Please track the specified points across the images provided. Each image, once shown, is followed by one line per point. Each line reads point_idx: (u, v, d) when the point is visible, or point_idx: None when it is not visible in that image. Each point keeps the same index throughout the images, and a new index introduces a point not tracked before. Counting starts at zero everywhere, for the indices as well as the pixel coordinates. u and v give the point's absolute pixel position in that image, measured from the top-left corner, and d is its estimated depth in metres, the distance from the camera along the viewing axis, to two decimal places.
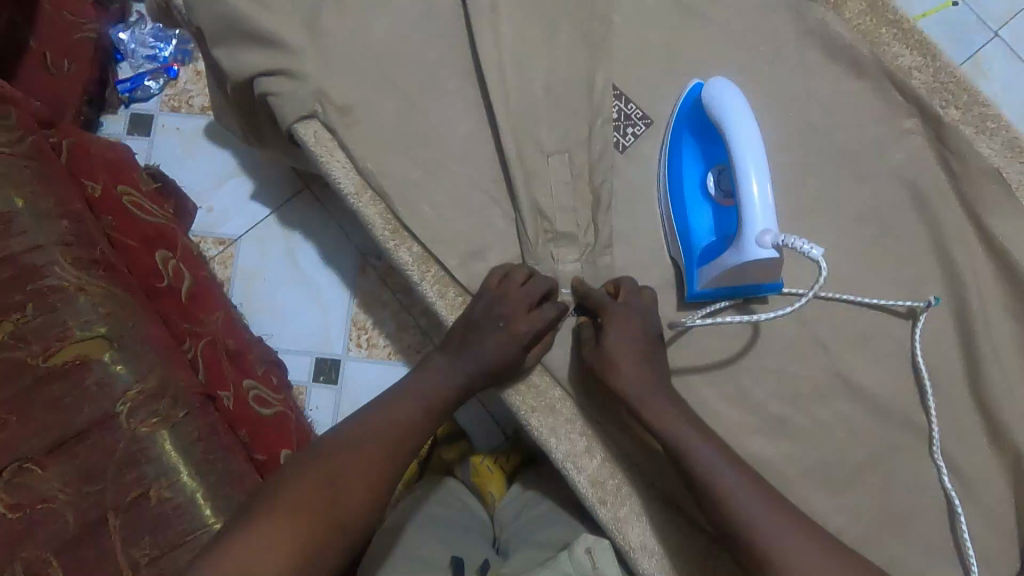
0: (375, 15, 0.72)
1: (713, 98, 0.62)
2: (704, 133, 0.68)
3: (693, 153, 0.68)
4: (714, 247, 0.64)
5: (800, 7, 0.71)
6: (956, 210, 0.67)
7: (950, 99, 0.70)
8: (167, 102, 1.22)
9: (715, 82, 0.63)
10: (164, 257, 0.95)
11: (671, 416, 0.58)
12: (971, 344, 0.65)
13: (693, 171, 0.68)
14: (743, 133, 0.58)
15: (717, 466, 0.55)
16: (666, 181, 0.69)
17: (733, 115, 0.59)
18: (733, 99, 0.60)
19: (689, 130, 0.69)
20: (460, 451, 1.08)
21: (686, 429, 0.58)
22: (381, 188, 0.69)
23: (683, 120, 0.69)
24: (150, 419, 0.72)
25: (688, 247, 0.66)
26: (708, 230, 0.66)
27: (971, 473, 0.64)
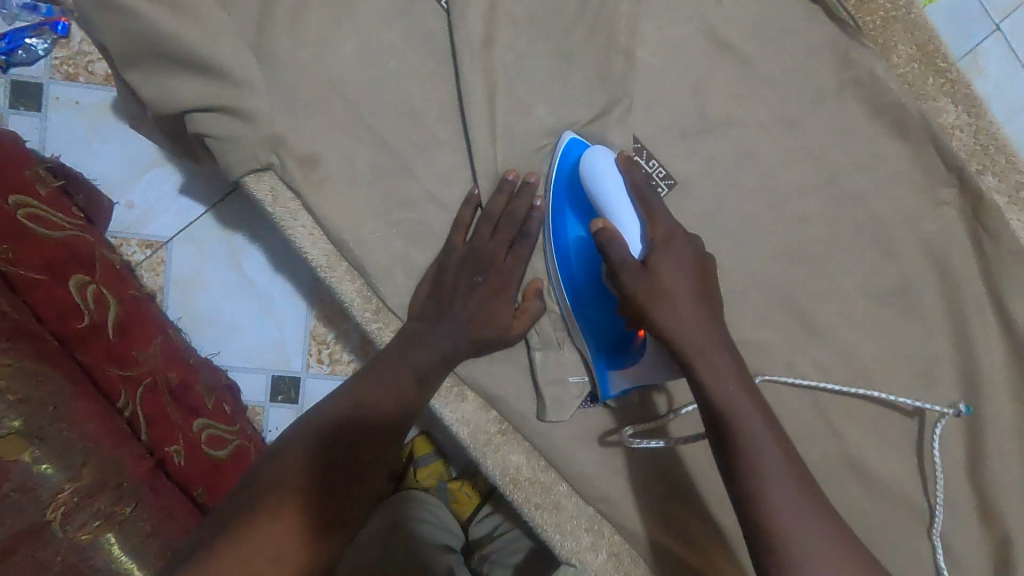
0: (342, 40, 0.57)
1: (595, 177, 0.55)
2: (587, 209, 0.58)
3: (579, 232, 0.58)
4: (627, 342, 0.58)
5: (847, 51, 0.62)
6: (978, 287, 0.62)
7: (988, 163, 0.63)
8: (59, 67, 0.92)
9: (589, 159, 0.56)
10: (81, 282, 0.75)
11: (722, 362, 0.48)
12: (976, 429, 0.62)
13: (585, 254, 0.58)
14: (629, 223, 0.53)
15: (760, 435, 0.47)
16: (556, 268, 0.59)
17: (615, 203, 0.53)
18: (614, 177, 0.55)
19: (571, 204, 0.58)
20: (438, 475, 0.90)
21: (736, 383, 0.48)
22: (355, 259, 0.59)
23: (563, 193, 0.58)
24: (91, 523, 0.61)
25: (596, 343, 0.59)
26: (613, 320, 0.58)
27: (962, 552, 0.63)
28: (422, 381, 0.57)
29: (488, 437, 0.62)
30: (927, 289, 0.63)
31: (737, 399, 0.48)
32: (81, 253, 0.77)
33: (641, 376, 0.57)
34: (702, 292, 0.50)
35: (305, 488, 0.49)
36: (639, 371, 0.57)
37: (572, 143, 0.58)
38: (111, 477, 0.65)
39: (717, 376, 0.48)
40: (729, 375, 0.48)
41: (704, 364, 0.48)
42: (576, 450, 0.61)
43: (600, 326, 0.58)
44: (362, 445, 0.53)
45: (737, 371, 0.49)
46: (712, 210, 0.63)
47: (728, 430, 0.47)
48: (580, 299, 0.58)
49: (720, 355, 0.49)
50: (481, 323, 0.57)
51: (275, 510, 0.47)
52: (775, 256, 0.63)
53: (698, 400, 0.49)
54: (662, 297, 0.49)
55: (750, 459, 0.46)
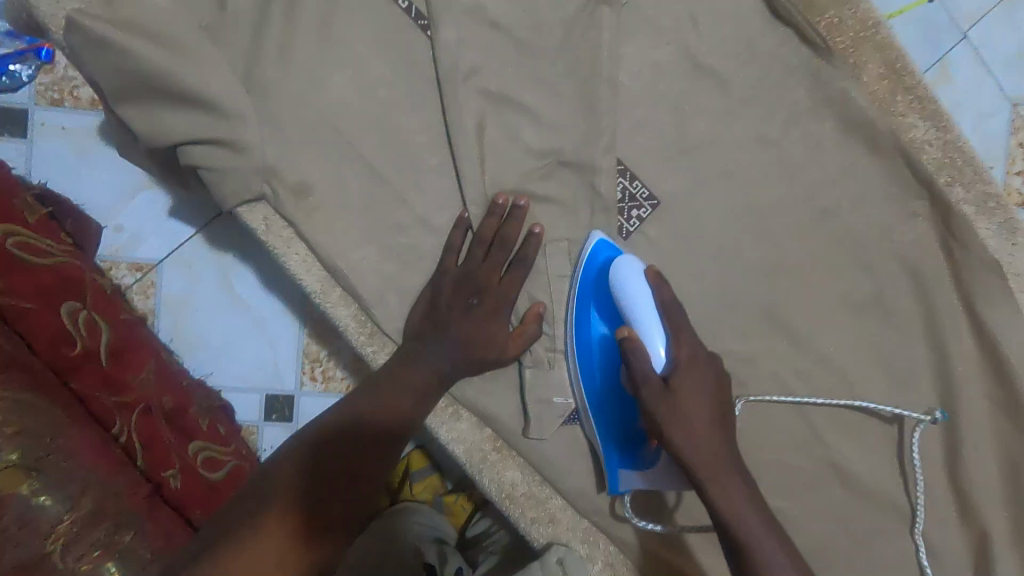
0: (331, 72, 0.59)
1: (625, 288, 0.57)
2: (612, 311, 0.60)
3: (602, 332, 0.60)
4: (640, 444, 0.60)
5: (820, 72, 0.64)
6: (951, 296, 0.65)
7: (956, 176, 0.66)
8: (44, 93, 0.92)
9: (620, 267, 0.57)
10: (72, 310, 0.74)
11: (733, 481, 0.51)
12: (953, 431, 0.64)
13: (606, 354, 0.60)
14: (655, 340, 0.55)
15: (775, 557, 0.48)
16: (576, 360, 0.61)
17: (644, 317, 0.55)
18: (643, 291, 0.56)
19: (596, 304, 0.61)
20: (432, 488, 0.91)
21: (749, 505, 0.50)
22: (348, 285, 0.60)
23: (589, 292, 0.61)
24: (92, 551, 0.62)
25: (611, 441, 0.61)
26: (628, 421, 0.60)
27: (943, 549, 0.65)
28: (418, 403, 0.58)
29: (483, 454, 0.63)
30: (902, 298, 0.66)
31: (751, 520, 0.50)
32: (73, 280, 0.76)
33: (653, 480, 0.59)
34: (719, 418, 0.53)
35: (301, 509, 0.51)
36: (652, 476, 0.59)
37: (599, 244, 0.60)
38: (109, 506, 0.66)
39: (730, 498, 0.50)
40: (744, 499, 0.51)
41: (717, 487, 0.51)
42: (569, 465, 0.63)
43: (617, 425, 0.60)
44: (355, 468, 0.54)
45: (748, 492, 0.51)
46: (694, 227, 0.65)
47: (745, 555, 0.49)
48: (600, 397, 0.60)
49: (734, 480, 0.51)
50: (475, 346, 0.59)
51: (270, 531, 0.49)
52: (758, 270, 0.65)
53: (715, 527, 0.51)
54: (677, 415, 0.52)
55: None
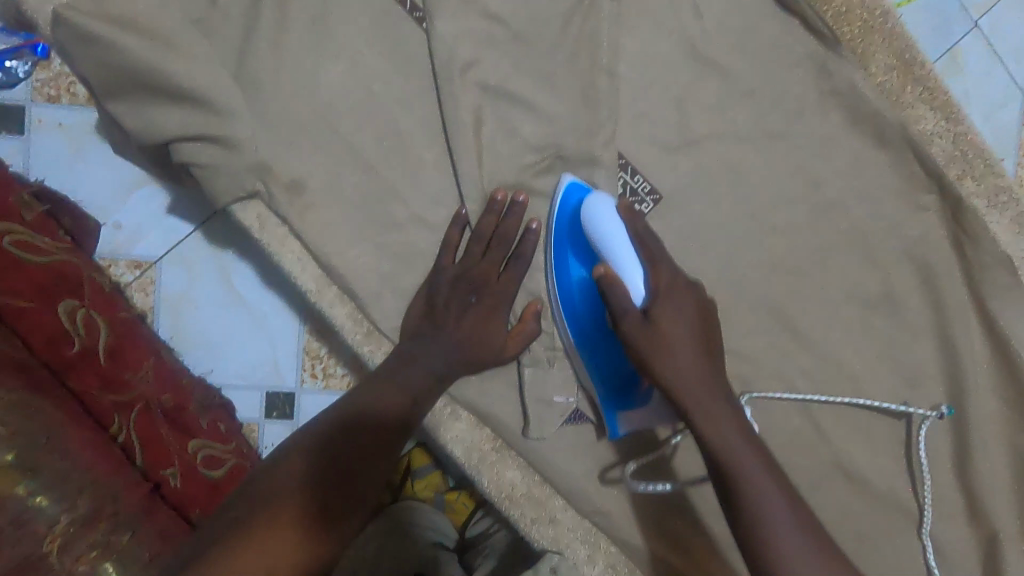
0: (325, 65, 0.58)
1: (598, 226, 0.55)
2: (589, 253, 0.59)
3: (582, 275, 0.59)
4: (631, 385, 0.59)
5: (827, 63, 0.63)
6: (961, 291, 0.63)
7: (966, 168, 0.64)
8: (41, 89, 0.90)
9: (591, 205, 0.56)
10: (70, 308, 0.73)
11: (720, 408, 0.50)
12: (962, 429, 0.63)
13: (588, 297, 0.59)
14: (634, 274, 0.53)
15: (762, 479, 0.48)
16: (560, 310, 0.59)
17: (619, 252, 0.54)
18: (616, 225, 0.55)
19: (573, 248, 0.59)
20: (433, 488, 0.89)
21: (736, 432, 0.50)
22: (343, 283, 0.59)
23: (564, 237, 0.59)
24: (89, 552, 0.62)
25: (602, 385, 0.59)
26: (617, 364, 0.59)
27: (950, 549, 0.64)
28: (413, 402, 0.57)
29: (482, 454, 0.62)
30: (911, 294, 0.64)
31: (738, 444, 0.49)
32: (70, 278, 0.75)
33: (648, 417, 0.58)
34: (703, 345, 0.52)
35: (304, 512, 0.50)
36: (647, 413, 0.58)
37: (571, 186, 0.59)
38: (107, 505, 0.65)
39: (717, 425, 0.50)
40: (731, 423, 0.50)
41: (704, 414, 0.50)
42: (570, 465, 0.62)
43: (607, 368, 0.59)
44: (358, 470, 0.54)
45: (734, 415, 0.50)
46: (697, 222, 0.63)
47: (733, 479, 0.48)
48: (586, 343, 0.59)
49: (720, 406, 0.50)
50: (473, 345, 0.58)
51: (272, 533, 0.48)
52: (762, 265, 0.64)
53: (703, 452, 0.50)
54: (662, 346, 0.51)
55: (754, 506, 0.47)
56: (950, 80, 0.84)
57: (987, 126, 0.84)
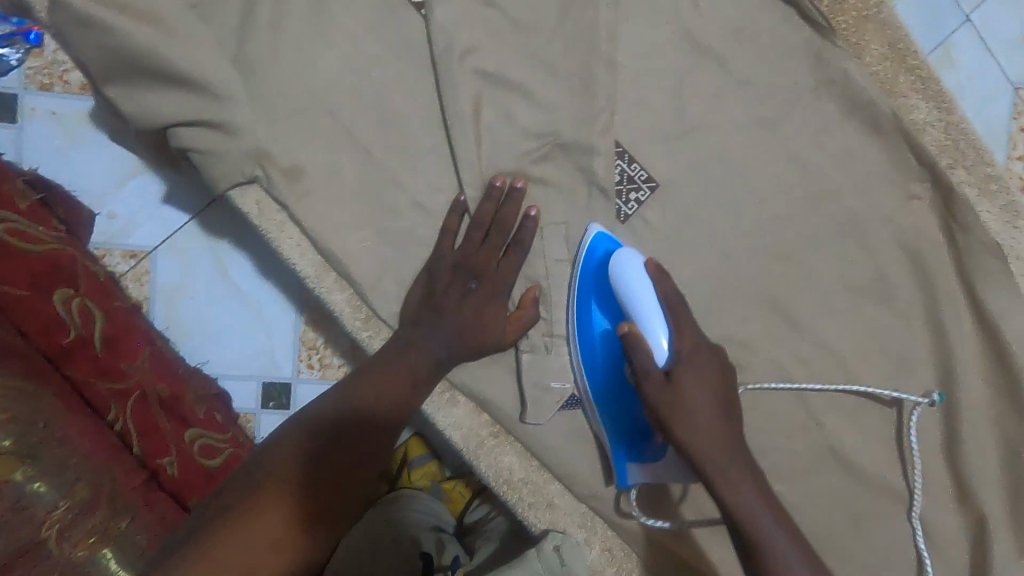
0: (324, 51, 0.58)
1: (626, 282, 0.56)
2: (614, 305, 0.59)
3: (605, 326, 0.59)
4: (645, 438, 0.59)
5: (822, 52, 0.63)
6: (951, 279, 0.64)
7: (958, 158, 0.65)
8: (34, 77, 0.88)
9: (620, 260, 0.56)
10: (66, 296, 0.73)
11: (736, 466, 0.51)
12: (951, 415, 0.64)
13: (609, 349, 0.59)
14: (658, 335, 0.54)
15: (778, 539, 0.49)
16: (580, 356, 0.60)
17: (645, 310, 0.54)
18: (644, 285, 0.55)
19: (597, 298, 0.60)
20: (431, 476, 0.90)
21: (753, 490, 0.51)
22: (342, 268, 0.59)
23: (589, 287, 0.60)
24: (87, 537, 0.62)
25: (617, 435, 0.60)
26: (633, 416, 0.60)
27: (939, 532, 0.65)
28: (412, 387, 0.57)
29: (480, 439, 0.63)
30: (903, 282, 0.65)
31: (754, 506, 0.50)
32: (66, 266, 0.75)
33: (662, 474, 0.58)
34: (724, 407, 0.53)
35: (303, 482, 0.51)
36: (661, 471, 0.58)
37: (599, 236, 0.59)
38: (106, 490, 0.65)
39: (734, 485, 0.51)
40: (749, 486, 0.51)
41: (721, 474, 0.51)
42: (567, 451, 0.62)
43: (623, 419, 0.60)
44: (353, 439, 0.55)
45: (751, 473, 0.52)
46: (693, 211, 0.64)
47: (751, 541, 0.50)
48: (605, 391, 0.60)
49: (736, 465, 0.51)
50: (472, 331, 0.58)
51: (270, 506, 0.50)
52: (756, 253, 0.65)
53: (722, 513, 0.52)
54: (681, 407, 0.52)
55: (770, 565, 0.49)
56: (942, 73, 0.85)
57: (977, 118, 0.86)
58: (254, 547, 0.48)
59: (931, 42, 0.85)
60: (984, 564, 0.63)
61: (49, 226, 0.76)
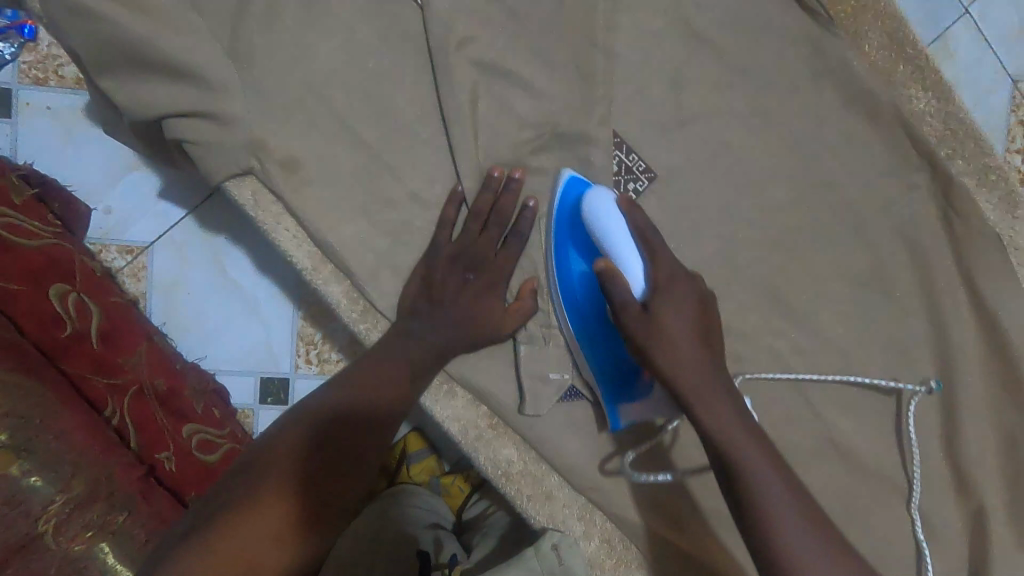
0: (319, 41, 0.57)
1: (598, 221, 0.56)
2: (590, 247, 0.59)
3: (582, 270, 0.59)
4: (632, 377, 0.59)
5: (820, 41, 0.63)
6: (950, 269, 0.64)
7: (957, 148, 0.65)
8: (28, 71, 0.88)
9: (592, 199, 0.56)
10: (61, 291, 0.72)
11: (717, 396, 0.51)
12: (950, 405, 0.64)
13: (589, 291, 0.59)
14: (634, 268, 0.54)
15: (761, 467, 0.48)
16: (562, 303, 0.60)
17: (621, 246, 0.54)
18: (617, 220, 0.55)
19: (574, 242, 0.59)
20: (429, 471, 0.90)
21: (735, 420, 0.50)
22: (339, 260, 0.59)
23: (565, 231, 0.59)
24: (84, 532, 0.62)
25: (602, 378, 0.60)
26: (619, 358, 0.60)
27: (938, 522, 0.65)
28: (410, 379, 0.57)
29: (479, 431, 0.63)
30: (901, 272, 0.65)
31: (736, 433, 0.49)
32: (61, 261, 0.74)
33: (649, 411, 0.59)
34: (702, 335, 0.52)
35: (307, 476, 0.51)
36: (648, 407, 0.59)
37: (571, 180, 0.59)
38: (103, 487, 0.65)
39: (714, 413, 0.50)
40: (731, 415, 0.50)
41: (702, 405, 0.50)
42: (565, 442, 0.62)
43: (607, 361, 0.60)
44: (358, 434, 0.54)
45: (733, 403, 0.51)
46: (691, 202, 0.64)
47: (733, 470, 0.49)
48: (587, 335, 0.59)
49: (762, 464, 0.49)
50: (470, 322, 0.58)
51: (269, 504, 0.49)
52: (755, 243, 0.64)
53: (704, 444, 0.51)
54: (661, 339, 0.51)
55: (754, 493, 0.48)
56: (941, 65, 0.85)
57: (977, 110, 0.85)
58: (252, 543, 0.48)
59: (931, 34, 0.84)
60: (983, 553, 0.63)
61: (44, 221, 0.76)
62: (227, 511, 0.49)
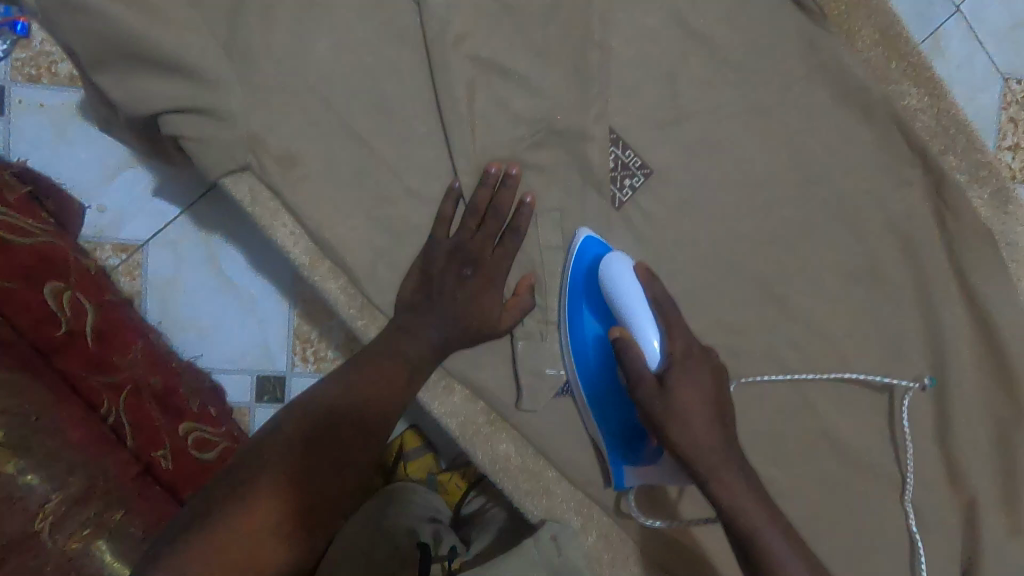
0: (316, 38, 0.57)
1: (615, 287, 0.56)
2: (605, 308, 0.60)
3: (596, 330, 0.60)
4: (640, 441, 0.60)
5: (815, 38, 0.64)
6: (942, 263, 0.65)
7: (949, 144, 0.66)
8: (21, 68, 0.87)
9: (610, 264, 0.57)
10: (56, 290, 0.72)
11: (722, 453, 0.52)
12: (943, 398, 0.65)
13: (602, 352, 0.60)
14: (649, 336, 0.54)
15: (767, 527, 0.50)
16: (573, 362, 0.60)
17: (637, 313, 0.55)
18: (634, 287, 0.56)
19: (588, 302, 0.60)
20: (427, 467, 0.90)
21: (740, 479, 0.52)
22: (336, 256, 0.59)
23: (580, 291, 0.60)
24: (82, 529, 0.61)
25: (611, 438, 0.60)
26: (628, 419, 0.60)
27: (932, 514, 0.65)
28: (408, 376, 0.57)
29: (476, 427, 0.63)
30: (895, 267, 0.65)
31: (742, 494, 0.51)
32: (56, 258, 0.73)
33: (658, 476, 0.59)
34: (713, 400, 0.53)
35: (301, 473, 0.51)
36: (655, 473, 0.59)
37: (588, 241, 0.60)
38: (100, 485, 0.65)
39: (692, 433, 0.52)
40: (735, 476, 0.52)
41: (708, 466, 0.52)
42: (563, 438, 0.63)
43: (617, 421, 0.60)
44: (353, 434, 0.54)
45: (736, 459, 0.52)
46: (687, 198, 0.64)
47: (739, 531, 0.50)
48: (598, 394, 0.60)
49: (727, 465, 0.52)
50: (468, 319, 0.58)
51: (264, 500, 0.49)
52: (751, 239, 0.65)
53: (712, 506, 0.52)
54: (669, 401, 0.52)
55: (764, 555, 0.49)
56: (935, 63, 0.86)
57: (970, 107, 0.86)
58: (250, 538, 0.48)
59: (925, 32, 0.85)
60: (975, 544, 0.64)
61: (38, 218, 0.75)
62: (219, 511, 0.49)
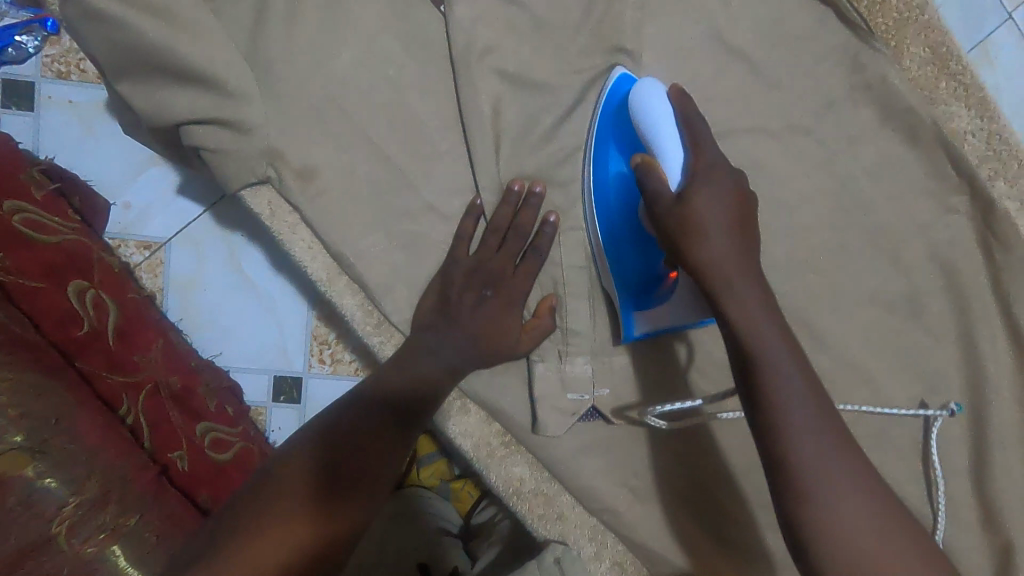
0: (340, 50, 0.56)
1: (644, 110, 0.53)
2: (633, 147, 0.57)
3: (621, 169, 0.57)
4: (656, 283, 0.57)
5: (859, 56, 0.60)
6: (987, 297, 0.61)
7: (1000, 169, 0.62)
8: (51, 64, 0.88)
9: (642, 86, 0.54)
10: (80, 288, 0.72)
11: (752, 303, 0.47)
12: (981, 438, 0.61)
13: (625, 190, 0.57)
14: (673, 158, 0.51)
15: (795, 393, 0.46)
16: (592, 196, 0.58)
17: (662, 132, 0.52)
18: (664, 107, 0.53)
19: (616, 140, 0.57)
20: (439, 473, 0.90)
21: (773, 332, 0.47)
22: (354, 271, 0.58)
23: (609, 129, 0.57)
24: (98, 535, 0.59)
25: (624, 280, 0.58)
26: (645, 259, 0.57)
27: (966, 560, 0.62)
28: (422, 396, 0.56)
29: (490, 449, 0.62)
30: (935, 298, 0.62)
31: (773, 351, 0.46)
32: (81, 258, 0.74)
33: (669, 316, 0.57)
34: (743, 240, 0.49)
35: (321, 514, 0.49)
36: (667, 314, 0.57)
37: (622, 78, 0.57)
38: (114, 489, 0.63)
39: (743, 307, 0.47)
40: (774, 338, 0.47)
41: (737, 310, 0.47)
42: (577, 464, 0.61)
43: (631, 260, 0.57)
44: (372, 456, 0.53)
45: (773, 321, 0.48)
46: None
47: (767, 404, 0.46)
48: (615, 231, 0.57)
49: (772, 330, 0.47)
50: (486, 339, 0.57)
51: (270, 535, 0.46)
52: (782, 264, 0.62)
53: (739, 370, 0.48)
54: None
55: (780, 418, 0.45)
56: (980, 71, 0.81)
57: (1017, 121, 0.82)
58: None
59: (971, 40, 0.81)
60: None
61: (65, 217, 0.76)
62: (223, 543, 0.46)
